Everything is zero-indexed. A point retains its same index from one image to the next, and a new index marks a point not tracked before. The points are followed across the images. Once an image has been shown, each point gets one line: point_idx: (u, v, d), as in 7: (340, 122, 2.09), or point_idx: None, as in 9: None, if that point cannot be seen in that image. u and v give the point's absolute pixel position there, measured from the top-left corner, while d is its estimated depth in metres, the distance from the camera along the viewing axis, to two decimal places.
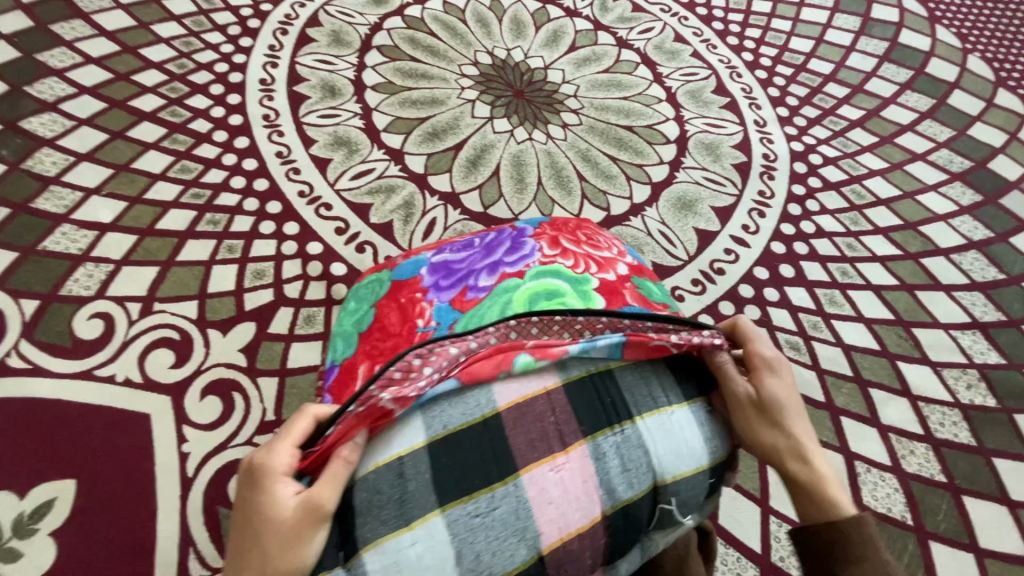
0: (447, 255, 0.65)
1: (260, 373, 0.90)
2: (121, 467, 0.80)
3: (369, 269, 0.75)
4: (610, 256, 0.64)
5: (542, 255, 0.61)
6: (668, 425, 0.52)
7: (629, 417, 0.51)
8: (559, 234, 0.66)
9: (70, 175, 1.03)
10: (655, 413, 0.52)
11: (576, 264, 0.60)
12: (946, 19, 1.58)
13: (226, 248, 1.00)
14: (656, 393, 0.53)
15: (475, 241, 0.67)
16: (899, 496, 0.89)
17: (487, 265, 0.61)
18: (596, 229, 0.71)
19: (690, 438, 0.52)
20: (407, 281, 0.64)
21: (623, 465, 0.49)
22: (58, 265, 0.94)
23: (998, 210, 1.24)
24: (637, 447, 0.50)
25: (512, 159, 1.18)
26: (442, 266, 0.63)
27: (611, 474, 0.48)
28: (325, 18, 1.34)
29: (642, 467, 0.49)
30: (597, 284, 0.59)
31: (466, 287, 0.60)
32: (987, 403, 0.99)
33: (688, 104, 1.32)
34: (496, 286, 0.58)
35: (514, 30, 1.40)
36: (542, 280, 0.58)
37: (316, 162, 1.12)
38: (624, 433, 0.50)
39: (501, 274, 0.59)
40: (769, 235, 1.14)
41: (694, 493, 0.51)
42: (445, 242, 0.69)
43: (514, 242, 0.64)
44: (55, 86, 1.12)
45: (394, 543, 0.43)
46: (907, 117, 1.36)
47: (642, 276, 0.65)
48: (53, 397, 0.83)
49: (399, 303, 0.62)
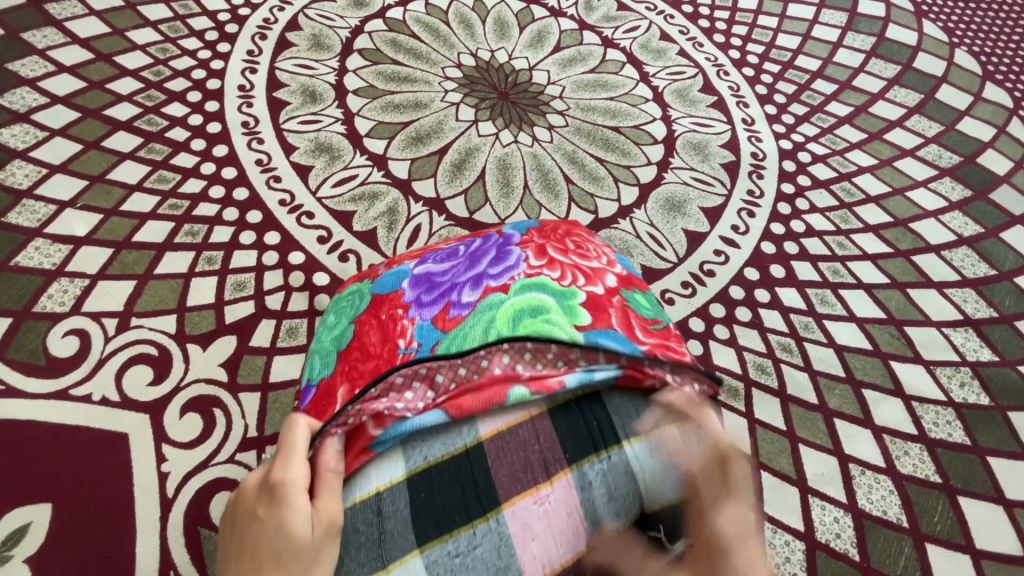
0: (429, 265, 0.62)
1: (242, 388, 0.88)
2: (98, 490, 0.77)
3: (351, 279, 0.71)
4: (598, 266, 0.63)
5: (527, 266, 0.60)
6: (653, 451, 0.52)
7: (616, 443, 0.52)
8: (546, 242, 0.65)
9: (43, 187, 1.00)
10: (641, 439, 0.53)
11: (562, 277, 0.60)
12: (932, 13, 1.58)
13: (206, 260, 0.98)
14: (642, 418, 0.54)
15: (459, 249, 0.64)
16: (894, 498, 0.88)
17: (471, 279, 0.58)
18: (588, 237, 0.70)
19: (673, 465, 0.53)
20: (387, 296, 0.59)
21: (607, 493, 0.50)
22: (31, 281, 0.91)
23: (988, 205, 1.23)
24: (622, 474, 0.51)
25: (497, 163, 1.16)
26: (424, 280, 0.60)
27: (595, 504, 0.49)
28: (305, 22, 1.32)
29: (625, 495, 0.51)
30: (583, 298, 0.58)
31: (449, 302, 0.56)
32: (981, 401, 0.99)
33: (675, 103, 1.31)
34: (479, 303, 0.56)
35: (498, 30, 1.38)
36: (527, 295, 0.56)
37: (297, 170, 1.10)
38: (610, 460, 0.51)
39: (485, 289, 0.57)
40: (758, 235, 1.13)
41: (678, 517, 0.53)
42: (430, 250, 0.66)
43: (500, 251, 0.62)
44: (27, 96, 1.09)
45: None
46: (895, 113, 1.35)
47: (631, 288, 0.65)
48: (27, 418, 0.80)
49: (378, 320, 0.57)
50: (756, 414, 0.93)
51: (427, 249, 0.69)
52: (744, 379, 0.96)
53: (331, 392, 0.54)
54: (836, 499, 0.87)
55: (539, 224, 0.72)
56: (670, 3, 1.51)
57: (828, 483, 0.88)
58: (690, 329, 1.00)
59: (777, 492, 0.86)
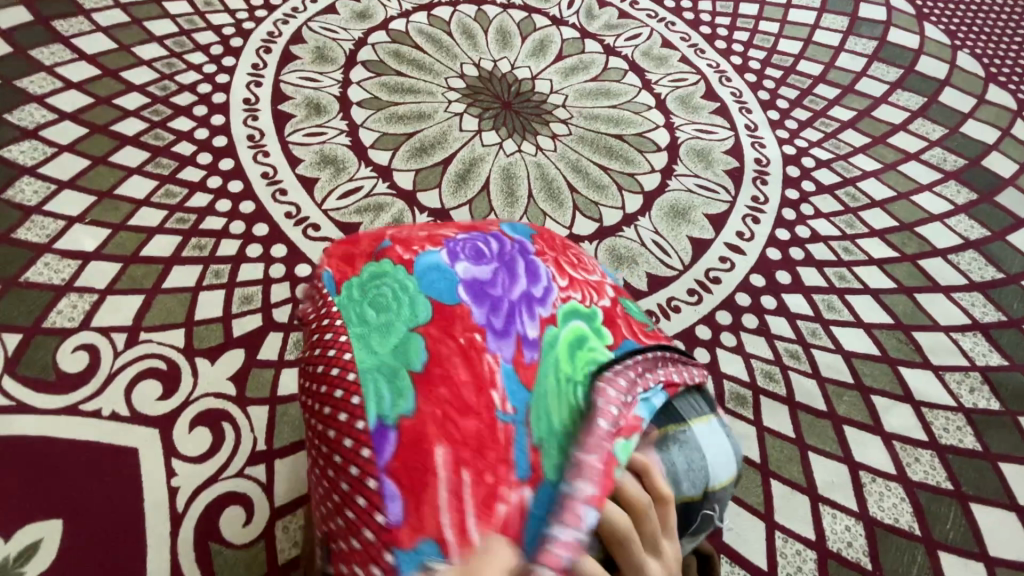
0: (473, 273, 0.58)
1: (250, 402, 0.88)
2: (109, 505, 0.77)
3: (357, 248, 0.63)
4: (599, 279, 0.64)
5: (559, 288, 0.58)
6: (714, 434, 0.56)
7: (685, 424, 0.55)
8: (558, 256, 0.63)
9: (52, 203, 1.01)
10: (703, 421, 0.56)
11: (585, 298, 0.59)
12: (934, 16, 1.58)
13: (213, 273, 0.99)
14: (700, 405, 0.57)
15: (488, 249, 0.61)
16: (906, 505, 0.87)
17: (524, 299, 0.56)
18: (577, 247, 0.70)
19: (729, 449, 0.57)
20: (452, 312, 0.54)
21: (686, 463, 0.53)
22: (41, 297, 0.92)
23: (993, 208, 1.22)
24: (695, 451, 0.54)
25: (502, 173, 1.17)
26: (479, 294, 0.56)
27: (677, 471, 0.53)
28: (309, 35, 1.33)
29: (699, 470, 0.54)
30: (602, 316, 0.59)
31: (521, 336, 0.53)
32: (991, 406, 0.98)
33: (678, 110, 1.31)
34: (544, 338, 0.54)
35: (500, 40, 1.39)
36: (572, 324, 0.56)
37: (303, 182, 1.10)
38: (685, 437, 0.54)
39: (542, 319, 0.55)
40: (764, 241, 1.13)
41: (726, 499, 0.56)
42: (447, 240, 0.62)
43: (528, 261, 0.60)
44: (35, 113, 1.10)
45: None
46: (899, 117, 1.35)
47: (626, 298, 0.66)
48: (38, 433, 0.81)
49: (459, 346, 0.52)
50: (765, 421, 0.93)
51: (435, 234, 0.64)
52: (752, 386, 0.96)
53: (428, 450, 0.46)
54: (847, 507, 0.87)
55: (533, 228, 0.69)
56: (671, 10, 1.51)
57: (838, 491, 0.88)
58: (697, 337, 1.00)
59: (787, 501, 0.86)
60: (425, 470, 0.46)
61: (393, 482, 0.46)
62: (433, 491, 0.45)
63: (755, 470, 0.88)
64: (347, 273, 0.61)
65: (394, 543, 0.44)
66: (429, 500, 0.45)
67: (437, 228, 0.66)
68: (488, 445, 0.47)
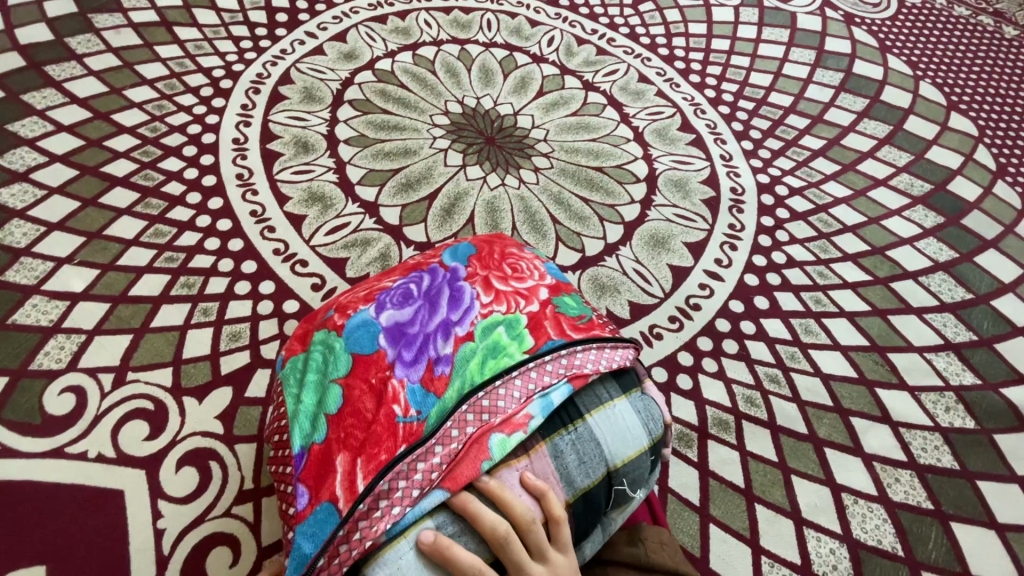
0: (392, 314, 0.63)
1: (238, 439, 0.88)
2: (93, 550, 0.76)
3: (299, 332, 0.73)
4: (532, 284, 0.67)
5: (480, 306, 0.63)
6: (613, 417, 0.58)
7: (580, 416, 0.57)
8: (489, 273, 0.68)
9: (42, 245, 1.02)
10: (602, 409, 0.58)
11: (509, 308, 0.63)
12: (896, 48, 1.66)
13: (201, 311, 1.00)
14: (599, 391, 0.60)
15: (413, 289, 0.66)
16: (888, 526, 0.89)
17: (440, 328, 0.61)
18: (520, 252, 0.73)
19: (632, 424, 0.58)
20: (370, 357, 0.60)
21: (578, 458, 0.55)
22: (28, 339, 0.92)
23: (960, 231, 1.27)
24: (589, 442, 0.56)
25: (486, 206, 1.20)
26: (397, 333, 0.61)
27: (569, 469, 0.55)
28: (297, 76, 1.37)
29: (595, 457, 0.56)
30: (526, 320, 0.62)
31: (431, 359, 0.59)
32: (967, 424, 1.01)
33: (655, 142, 1.36)
34: (456, 355, 0.59)
35: (483, 78, 1.44)
36: (491, 335, 0.60)
37: (290, 220, 1.13)
38: (577, 431, 0.56)
39: (455, 339, 0.60)
40: (741, 267, 1.16)
41: (642, 470, 0.58)
42: (380, 292, 0.68)
43: (452, 289, 0.65)
44: (26, 155, 1.11)
45: (394, 553, 0.48)
46: (866, 144, 1.41)
47: (562, 294, 0.68)
48: (21, 478, 0.80)
49: (369, 385, 0.57)
50: (748, 446, 0.94)
51: (374, 288, 0.70)
52: (734, 412, 0.98)
53: (331, 460, 0.53)
54: (830, 530, 0.88)
55: (474, 247, 0.74)
56: (646, 46, 1.58)
57: (822, 514, 0.89)
58: (679, 363, 1.02)
59: (772, 525, 0.87)
60: (328, 471, 0.53)
61: (304, 487, 0.53)
62: (331, 487, 0.51)
63: (739, 494, 0.89)
64: (295, 350, 0.70)
65: (297, 529, 0.50)
66: (325, 491, 0.52)
67: (377, 282, 0.72)
68: (377, 447, 0.52)
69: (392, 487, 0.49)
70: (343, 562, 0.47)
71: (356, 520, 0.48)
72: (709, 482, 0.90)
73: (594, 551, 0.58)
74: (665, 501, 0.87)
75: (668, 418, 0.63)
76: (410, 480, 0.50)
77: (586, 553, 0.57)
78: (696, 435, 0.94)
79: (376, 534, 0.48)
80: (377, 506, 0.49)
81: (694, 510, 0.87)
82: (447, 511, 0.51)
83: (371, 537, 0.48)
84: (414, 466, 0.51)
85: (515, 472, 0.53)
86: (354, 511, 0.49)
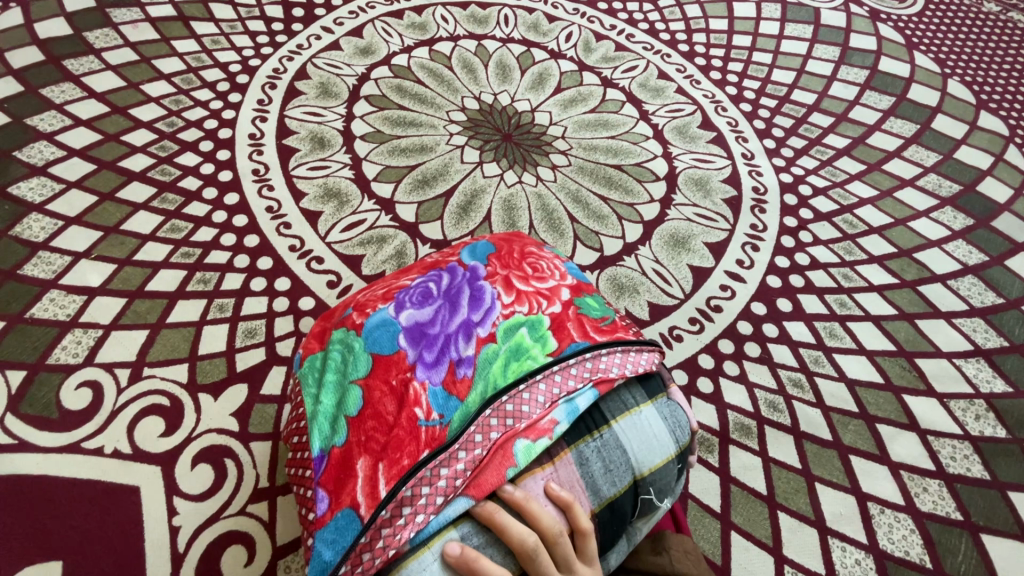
0: (412, 314, 0.62)
1: (253, 437, 0.87)
2: (108, 547, 0.75)
3: (318, 330, 0.72)
4: (554, 284, 0.66)
5: (502, 306, 0.61)
6: (639, 423, 0.56)
7: (606, 423, 0.56)
8: (509, 272, 0.66)
9: (59, 239, 1.01)
10: (627, 414, 0.57)
11: (531, 309, 0.61)
12: (924, 45, 1.62)
13: (217, 307, 0.99)
14: (624, 396, 0.58)
15: (432, 288, 0.65)
16: (916, 537, 0.86)
17: (461, 329, 0.60)
18: (540, 250, 0.72)
19: (658, 431, 0.56)
20: (390, 358, 0.58)
21: (604, 466, 0.53)
22: (45, 333, 0.91)
23: (990, 233, 1.24)
24: (615, 450, 0.54)
25: (503, 204, 1.18)
26: (418, 334, 0.60)
27: (595, 477, 0.53)
28: (313, 70, 1.36)
29: (621, 465, 0.54)
30: (548, 322, 0.60)
31: (453, 361, 0.57)
32: (997, 433, 0.97)
33: (676, 140, 1.34)
34: (478, 357, 0.57)
35: (500, 73, 1.43)
36: (513, 337, 0.58)
37: (306, 216, 1.12)
38: (602, 438, 0.55)
39: (477, 340, 0.58)
40: (763, 268, 1.14)
41: (668, 479, 0.56)
42: (399, 291, 0.66)
43: (472, 289, 0.64)
44: (44, 149, 1.11)
45: (417, 563, 0.46)
46: (893, 143, 1.37)
47: (584, 294, 0.66)
48: (38, 473, 0.79)
49: (390, 387, 0.56)
50: (771, 452, 0.92)
51: (392, 287, 0.68)
52: (757, 417, 0.95)
53: (352, 464, 0.52)
54: (856, 540, 0.85)
55: (494, 245, 0.73)
56: (666, 42, 1.55)
57: (847, 523, 0.86)
58: (700, 366, 1.00)
59: (795, 534, 0.85)
60: (349, 477, 0.51)
61: (324, 491, 0.52)
62: (351, 492, 0.50)
63: (762, 502, 0.87)
64: (313, 348, 0.69)
65: (316, 536, 0.49)
66: (345, 497, 0.50)
67: (396, 280, 0.70)
68: (399, 452, 0.51)
69: (414, 494, 0.48)
70: (366, 571, 0.46)
71: (379, 527, 0.47)
72: (730, 489, 0.88)
73: (618, 561, 0.57)
74: (686, 508, 0.85)
75: (695, 424, 0.61)
76: (433, 487, 0.49)
77: (610, 563, 0.56)
78: (717, 440, 0.92)
79: (399, 542, 0.46)
80: (401, 514, 0.47)
81: (715, 517, 0.85)
82: (470, 521, 0.49)
83: (394, 546, 0.46)
84: (437, 472, 0.49)
85: (539, 478, 0.52)
86: (377, 517, 0.48)
